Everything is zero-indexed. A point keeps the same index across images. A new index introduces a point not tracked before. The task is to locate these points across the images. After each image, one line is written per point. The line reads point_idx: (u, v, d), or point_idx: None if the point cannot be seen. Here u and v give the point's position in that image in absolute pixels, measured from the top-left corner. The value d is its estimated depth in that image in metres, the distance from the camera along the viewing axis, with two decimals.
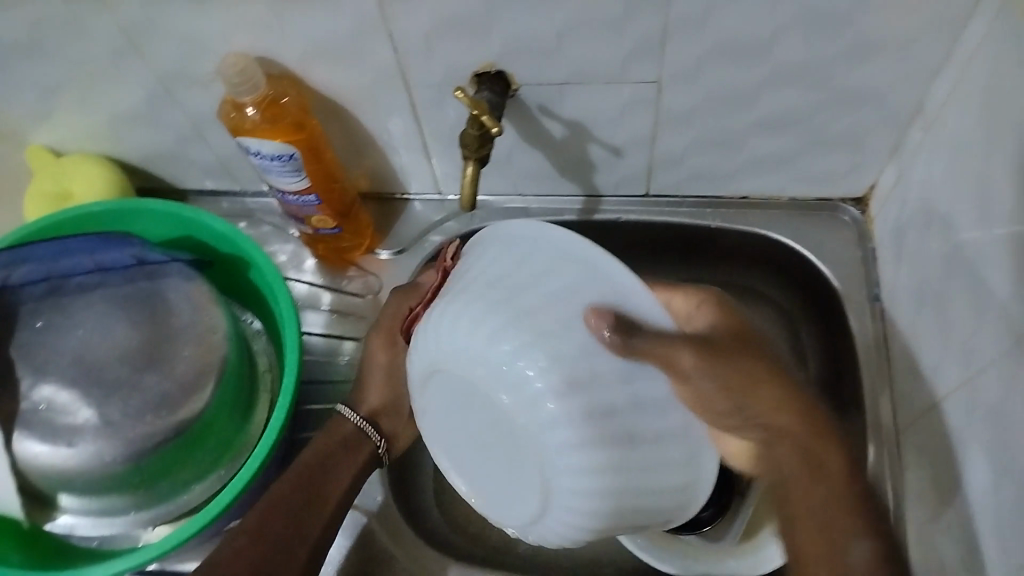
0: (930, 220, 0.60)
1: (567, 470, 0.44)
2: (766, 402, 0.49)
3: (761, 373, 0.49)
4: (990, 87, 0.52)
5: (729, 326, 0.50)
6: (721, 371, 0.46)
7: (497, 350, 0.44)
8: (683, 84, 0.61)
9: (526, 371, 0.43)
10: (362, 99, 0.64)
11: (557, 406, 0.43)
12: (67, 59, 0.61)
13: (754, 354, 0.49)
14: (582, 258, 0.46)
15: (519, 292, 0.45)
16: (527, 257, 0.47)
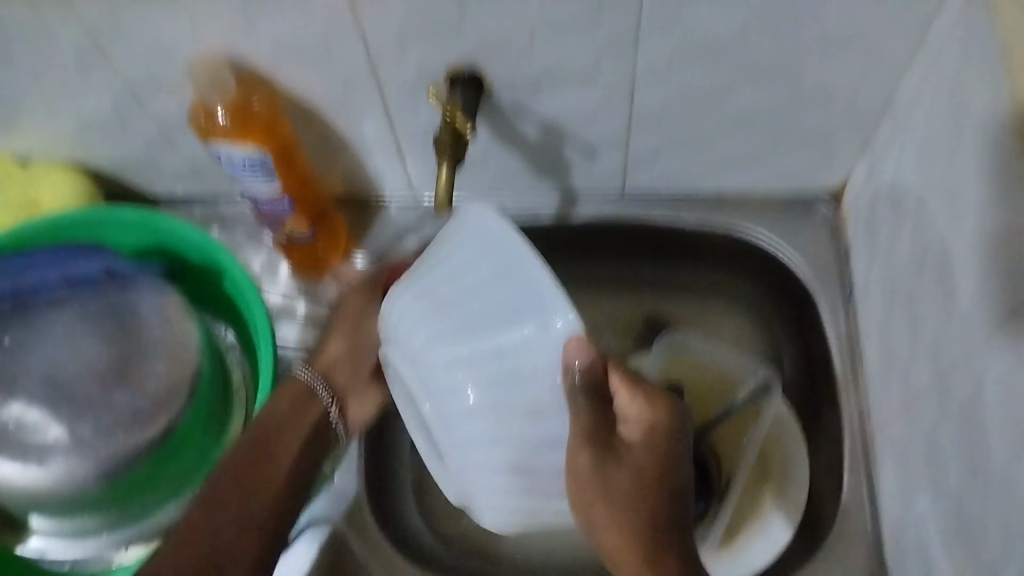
0: (901, 216, 0.61)
1: (476, 469, 0.50)
2: (604, 528, 0.50)
3: (642, 512, 0.49)
4: (957, 85, 0.52)
5: (648, 461, 0.50)
6: (605, 488, 0.48)
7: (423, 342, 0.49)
8: (655, 83, 0.61)
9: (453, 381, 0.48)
10: (334, 103, 0.63)
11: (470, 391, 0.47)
12: (29, 67, 0.60)
13: (651, 499, 0.49)
14: (513, 261, 0.46)
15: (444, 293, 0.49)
16: (478, 250, 0.47)
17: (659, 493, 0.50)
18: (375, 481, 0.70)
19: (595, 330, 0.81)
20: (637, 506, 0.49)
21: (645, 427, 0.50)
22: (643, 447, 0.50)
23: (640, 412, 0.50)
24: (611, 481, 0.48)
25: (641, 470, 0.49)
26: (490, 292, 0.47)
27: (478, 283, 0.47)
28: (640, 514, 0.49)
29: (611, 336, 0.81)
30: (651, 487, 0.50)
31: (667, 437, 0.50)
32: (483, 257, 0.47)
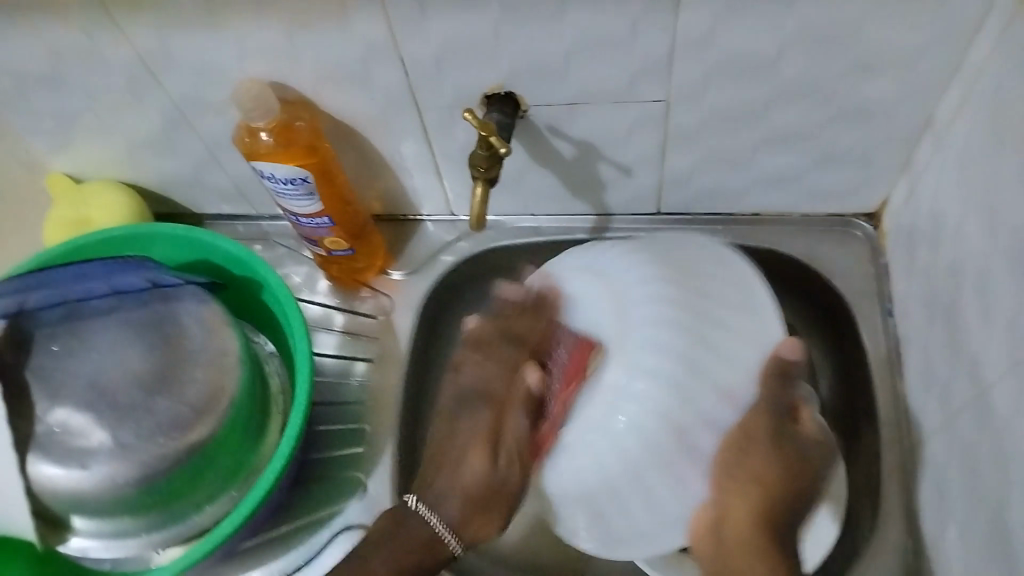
0: (941, 234, 0.60)
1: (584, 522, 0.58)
2: (742, 501, 0.54)
3: (778, 501, 0.54)
4: (997, 100, 0.52)
5: (797, 455, 0.54)
6: (780, 448, 0.54)
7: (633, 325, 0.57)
8: (689, 102, 0.61)
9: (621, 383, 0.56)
10: (373, 122, 0.65)
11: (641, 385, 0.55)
12: (83, 87, 0.63)
13: (784, 493, 0.54)
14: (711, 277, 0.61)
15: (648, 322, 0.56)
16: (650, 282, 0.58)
17: (801, 492, 0.54)
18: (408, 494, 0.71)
19: None
20: (775, 487, 0.54)
21: (824, 435, 0.56)
22: (810, 437, 0.55)
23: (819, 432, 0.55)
24: (773, 470, 0.54)
25: (787, 459, 0.54)
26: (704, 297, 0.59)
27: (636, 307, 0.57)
28: (783, 505, 0.54)
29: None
30: (801, 479, 0.54)
31: (825, 457, 0.55)
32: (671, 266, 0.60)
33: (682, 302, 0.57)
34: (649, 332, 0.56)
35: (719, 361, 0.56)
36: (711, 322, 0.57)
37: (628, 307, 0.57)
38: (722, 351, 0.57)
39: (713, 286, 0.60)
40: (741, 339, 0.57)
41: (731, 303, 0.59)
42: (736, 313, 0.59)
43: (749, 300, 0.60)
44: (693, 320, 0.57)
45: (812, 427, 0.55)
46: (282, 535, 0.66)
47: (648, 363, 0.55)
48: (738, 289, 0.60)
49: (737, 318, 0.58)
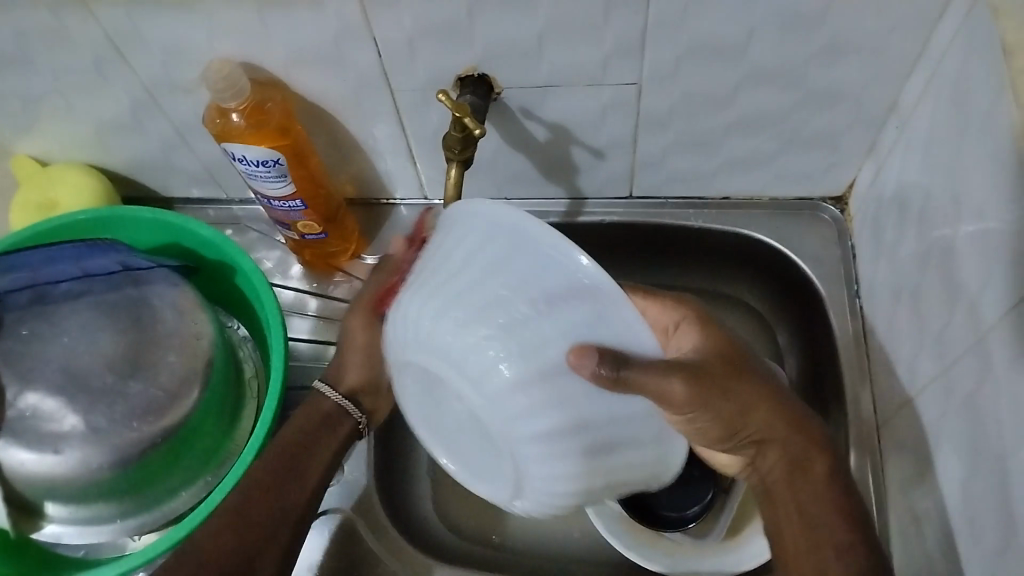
0: (906, 215, 0.61)
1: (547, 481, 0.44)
2: (759, 413, 0.50)
3: (773, 410, 0.51)
4: (960, 83, 0.53)
5: (733, 360, 0.49)
6: (728, 360, 0.49)
7: (466, 351, 0.41)
8: (661, 85, 0.62)
9: (473, 351, 0.41)
10: (345, 105, 0.64)
11: (527, 399, 0.41)
12: (49, 69, 0.62)
13: (796, 439, 0.51)
14: (515, 231, 0.40)
15: (461, 299, 0.41)
16: (491, 243, 0.41)
17: (766, 390, 0.51)
18: (384, 461, 0.72)
19: None
20: (737, 389, 0.49)
21: (695, 327, 0.50)
22: (706, 343, 0.49)
23: (675, 319, 0.50)
24: (734, 397, 0.48)
25: (738, 372, 0.49)
26: (487, 259, 0.41)
27: (480, 272, 0.41)
28: (770, 396, 0.51)
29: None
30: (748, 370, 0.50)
31: (717, 326, 0.50)
32: (494, 246, 0.41)
33: (462, 261, 0.42)
34: (428, 326, 0.42)
35: (535, 289, 0.40)
36: (474, 269, 0.42)
37: (418, 334, 0.43)
38: (507, 287, 0.40)
39: (477, 263, 0.42)
40: (524, 275, 0.40)
41: (502, 253, 0.41)
42: (507, 261, 0.41)
43: (538, 248, 0.40)
44: (461, 287, 0.42)
45: (681, 338, 0.49)
46: None
47: (472, 365, 0.41)
48: (465, 226, 0.43)
49: (469, 235, 0.43)
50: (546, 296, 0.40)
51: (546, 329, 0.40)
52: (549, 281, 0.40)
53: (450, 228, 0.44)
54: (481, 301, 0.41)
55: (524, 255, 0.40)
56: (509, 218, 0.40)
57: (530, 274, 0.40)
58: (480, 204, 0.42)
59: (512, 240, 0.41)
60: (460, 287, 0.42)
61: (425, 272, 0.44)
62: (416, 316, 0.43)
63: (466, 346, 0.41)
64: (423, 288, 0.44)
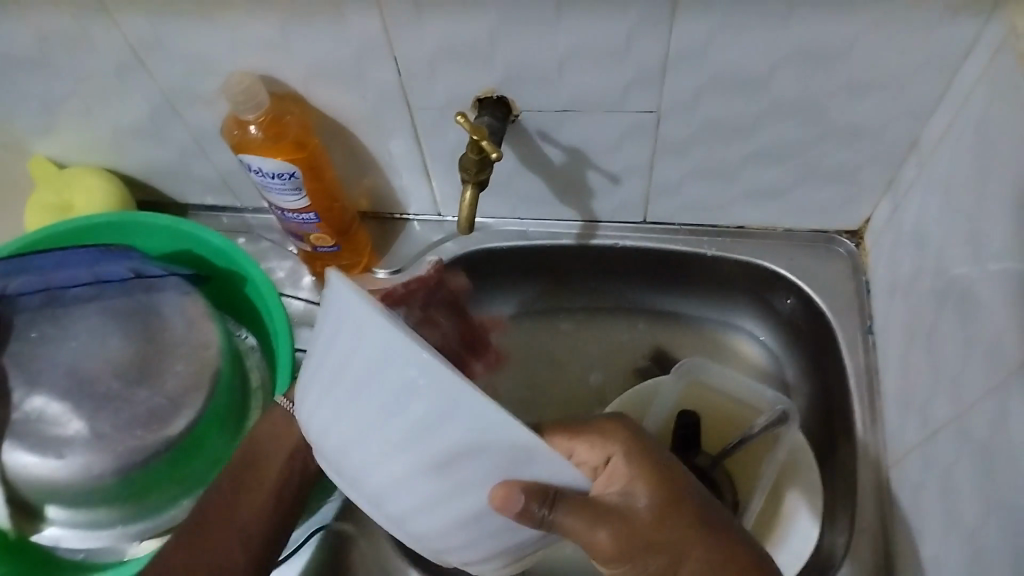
0: (924, 254, 0.61)
1: (478, 570, 0.45)
2: None
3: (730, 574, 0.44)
4: (984, 125, 0.53)
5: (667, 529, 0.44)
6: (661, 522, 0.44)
7: (354, 453, 0.39)
8: (680, 114, 0.62)
9: (393, 489, 0.39)
10: (364, 120, 0.65)
11: (428, 520, 0.40)
12: (72, 73, 0.62)
13: None
14: (389, 339, 0.35)
15: (363, 419, 0.38)
16: (360, 345, 0.36)
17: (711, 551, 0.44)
18: None
19: (588, 363, 0.82)
20: (684, 549, 0.44)
21: (621, 471, 0.47)
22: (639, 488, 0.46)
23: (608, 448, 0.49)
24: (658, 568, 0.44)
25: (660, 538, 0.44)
26: (380, 382, 0.36)
27: (384, 388, 0.36)
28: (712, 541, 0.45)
29: (609, 372, 0.82)
30: (691, 525, 0.45)
31: (654, 462, 0.48)
32: (370, 351, 0.36)
33: (360, 373, 0.37)
34: (338, 434, 0.40)
35: (429, 410, 0.35)
36: (359, 363, 0.37)
37: (320, 426, 0.41)
38: (406, 376, 0.35)
39: (356, 367, 0.37)
40: (408, 364, 0.34)
41: (379, 368, 0.36)
42: (384, 376, 0.36)
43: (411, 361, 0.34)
44: (357, 391, 0.38)
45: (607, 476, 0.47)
46: None
47: (389, 497, 0.40)
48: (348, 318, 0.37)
49: (347, 335, 0.38)
50: (472, 433, 0.35)
51: (465, 461, 0.36)
52: (432, 398, 0.34)
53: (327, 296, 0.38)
54: (383, 425, 0.37)
55: (398, 371, 0.35)
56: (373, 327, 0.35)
57: (408, 379, 0.35)
58: (356, 297, 0.36)
59: (379, 351, 0.35)
60: (358, 394, 0.38)
61: (320, 347, 0.41)
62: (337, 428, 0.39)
63: (385, 472, 0.39)
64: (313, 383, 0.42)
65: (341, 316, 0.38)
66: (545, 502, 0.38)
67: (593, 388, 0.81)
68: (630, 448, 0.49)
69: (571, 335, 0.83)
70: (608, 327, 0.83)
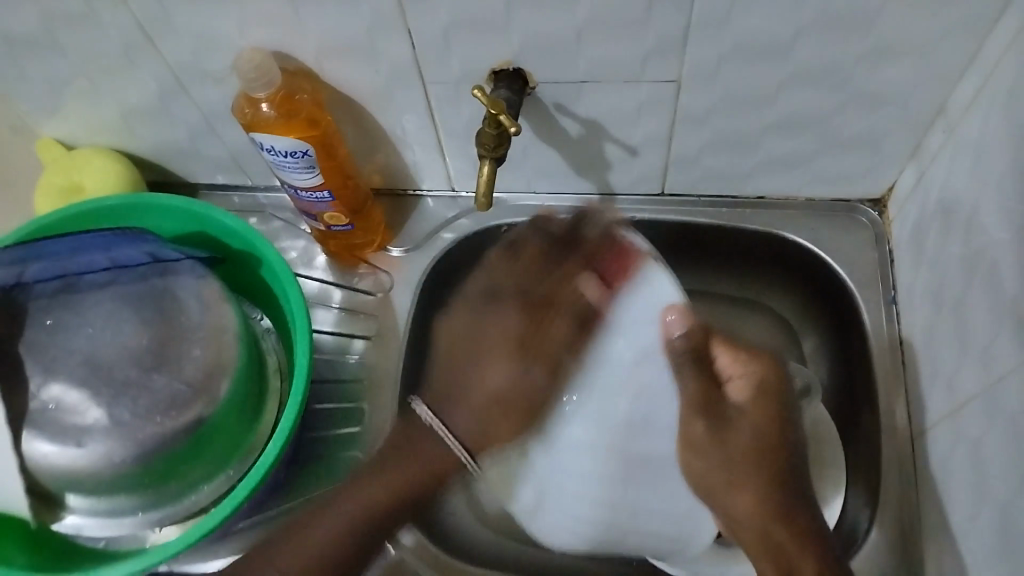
0: (952, 224, 0.59)
1: (581, 481, 0.63)
2: (748, 492, 0.54)
3: (790, 494, 0.54)
4: (1016, 90, 0.51)
5: (749, 441, 0.54)
6: (754, 437, 0.54)
7: (554, 371, 0.62)
8: (701, 84, 0.60)
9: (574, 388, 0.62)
10: (376, 95, 0.63)
11: (589, 410, 0.62)
12: (77, 52, 0.61)
13: (786, 525, 0.53)
14: (643, 272, 0.60)
15: (587, 308, 0.60)
16: (612, 249, 0.61)
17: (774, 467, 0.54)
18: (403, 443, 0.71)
19: None
20: (754, 463, 0.54)
21: (752, 385, 0.56)
22: (755, 399, 0.55)
23: (745, 372, 0.56)
24: (730, 452, 0.55)
25: (748, 445, 0.54)
26: (614, 276, 0.60)
27: (626, 277, 0.60)
28: (771, 474, 0.54)
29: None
30: (779, 459, 0.54)
31: (777, 402, 0.55)
32: (628, 269, 0.59)
33: (608, 265, 0.61)
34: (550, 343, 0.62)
35: (650, 301, 0.59)
36: (614, 262, 0.61)
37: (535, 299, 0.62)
38: (634, 272, 0.60)
39: (602, 263, 0.61)
40: (637, 284, 0.60)
41: (618, 266, 0.60)
42: (618, 275, 0.60)
43: (641, 267, 0.60)
44: (591, 280, 0.60)
45: (739, 386, 0.56)
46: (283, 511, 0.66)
47: (576, 381, 0.62)
48: (604, 233, 0.61)
49: (594, 243, 0.61)
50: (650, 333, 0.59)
51: (649, 334, 0.59)
52: (647, 304, 0.59)
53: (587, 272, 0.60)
54: (592, 309, 0.61)
55: (631, 275, 0.60)
56: (637, 241, 0.61)
57: (645, 282, 0.59)
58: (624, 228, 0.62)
59: (625, 258, 0.60)
60: (586, 278, 0.60)
61: (568, 246, 0.61)
62: (536, 354, 0.62)
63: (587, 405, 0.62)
64: None
65: (610, 228, 0.63)
66: (690, 349, 0.57)
67: None
68: (771, 380, 0.56)
69: None
70: None
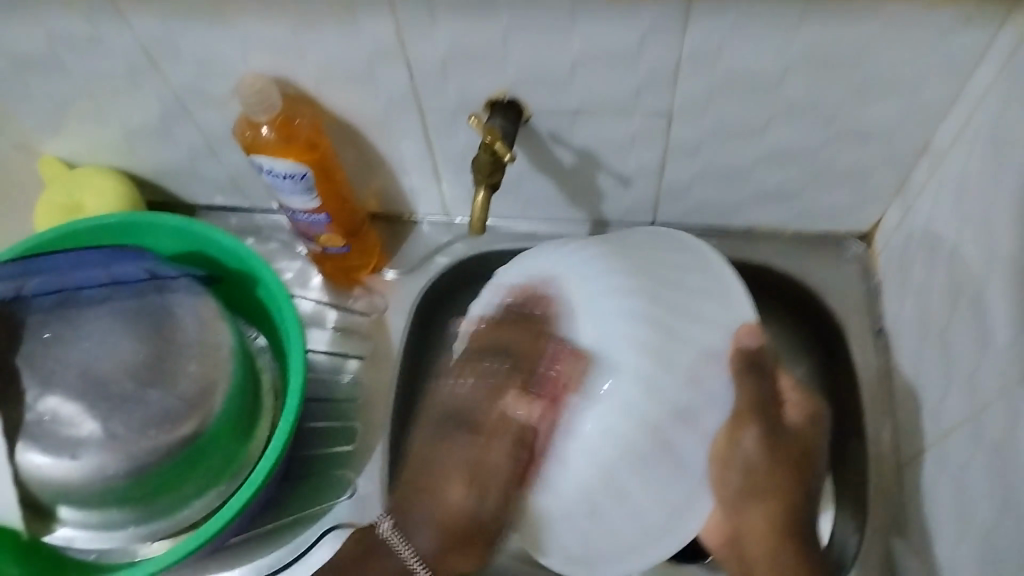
0: (936, 257, 0.61)
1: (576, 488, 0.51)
2: (765, 508, 0.55)
3: (799, 510, 0.55)
4: (998, 128, 0.53)
5: (795, 456, 0.55)
6: (785, 460, 0.54)
7: (600, 315, 0.51)
8: (693, 115, 0.62)
9: (609, 342, 0.50)
10: (375, 121, 0.65)
11: (619, 408, 0.50)
12: (84, 73, 0.62)
13: (783, 540, 0.55)
14: (707, 269, 0.56)
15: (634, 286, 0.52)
16: (669, 248, 0.58)
17: (800, 482, 0.55)
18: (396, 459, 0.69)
19: None
20: (777, 483, 0.54)
21: (804, 412, 0.56)
22: (807, 426, 0.56)
23: (807, 404, 0.56)
24: (773, 471, 0.54)
25: (792, 459, 0.55)
26: (664, 260, 0.55)
27: (683, 260, 0.56)
28: (795, 487, 0.55)
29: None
30: (807, 469, 0.55)
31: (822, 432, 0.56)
32: (670, 249, 0.57)
33: (672, 261, 0.56)
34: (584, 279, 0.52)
35: (696, 305, 0.53)
36: (666, 254, 0.57)
37: (569, 267, 0.53)
38: (705, 287, 0.55)
39: (670, 258, 0.56)
40: (704, 292, 0.54)
41: (688, 288, 0.54)
42: (684, 273, 0.55)
43: (705, 269, 0.56)
44: (645, 262, 0.54)
45: (797, 409, 0.56)
46: (277, 527, 0.67)
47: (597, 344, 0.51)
48: (665, 239, 0.59)
49: (651, 242, 0.58)
50: (705, 336, 0.52)
51: (694, 332, 0.52)
52: (711, 305, 0.54)
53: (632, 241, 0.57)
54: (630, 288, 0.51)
55: (691, 276, 0.55)
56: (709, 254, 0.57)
57: (706, 289, 0.55)
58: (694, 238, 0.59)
59: (695, 263, 0.56)
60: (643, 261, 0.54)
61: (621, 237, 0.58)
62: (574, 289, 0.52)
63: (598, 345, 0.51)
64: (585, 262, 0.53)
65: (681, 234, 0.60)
66: (751, 364, 0.52)
67: None
68: (820, 420, 0.56)
69: None
70: None
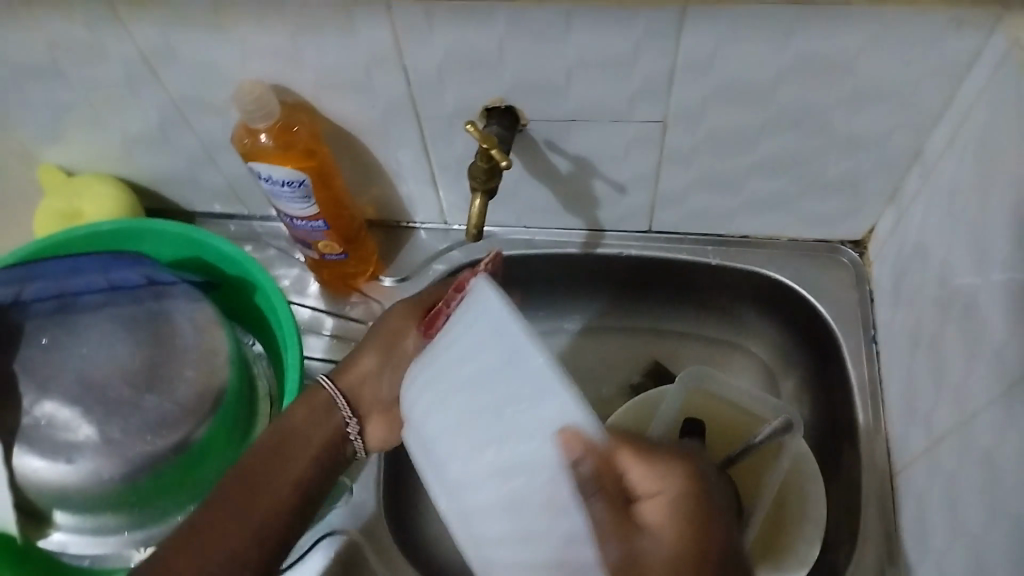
0: (928, 265, 0.61)
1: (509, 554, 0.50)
2: None
3: None
4: (988, 136, 0.53)
5: None
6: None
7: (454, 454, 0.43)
8: (686, 124, 0.62)
9: (468, 480, 0.43)
10: (371, 129, 0.65)
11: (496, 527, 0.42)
12: (83, 82, 0.63)
13: None
14: (512, 367, 0.39)
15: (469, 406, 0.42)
16: (485, 349, 0.41)
17: None
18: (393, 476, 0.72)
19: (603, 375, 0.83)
20: None
21: (669, 504, 0.42)
22: (677, 540, 0.41)
23: (653, 482, 0.42)
24: None
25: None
26: (494, 379, 0.40)
27: (492, 390, 0.40)
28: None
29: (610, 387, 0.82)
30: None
31: (697, 514, 0.42)
32: (476, 333, 0.42)
33: (461, 360, 0.43)
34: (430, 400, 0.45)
35: (526, 420, 0.38)
36: (468, 356, 0.42)
37: (419, 406, 0.47)
38: (519, 385, 0.38)
39: (463, 349, 0.43)
40: (528, 390, 0.38)
41: (508, 391, 0.39)
42: (485, 356, 0.41)
43: (543, 385, 0.37)
44: (473, 378, 0.41)
45: (656, 503, 0.42)
46: None
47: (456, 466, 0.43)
48: (474, 313, 0.42)
49: (477, 335, 0.41)
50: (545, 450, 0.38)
51: (516, 450, 0.39)
52: (524, 439, 0.38)
53: (467, 305, 0.44)
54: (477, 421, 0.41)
55: (503, 385, 0.40)
56: (515, 333, 0.39)
57: (533, 396, 0.38)
58: (496, 301, 0.41)
59: (513, 381, 0.39)
60: (465, 375, 0.42)
61: (457, 332, 0.44)
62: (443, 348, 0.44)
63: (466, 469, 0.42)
64: (431, 370, 0.45)
65: (495, 301, 0.41)
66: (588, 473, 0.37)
67: (608, 399, 0.83)
68: (683, 492, 0.42)
69: (584, 341, 0.84)
70: (627, 333, 0.84)
